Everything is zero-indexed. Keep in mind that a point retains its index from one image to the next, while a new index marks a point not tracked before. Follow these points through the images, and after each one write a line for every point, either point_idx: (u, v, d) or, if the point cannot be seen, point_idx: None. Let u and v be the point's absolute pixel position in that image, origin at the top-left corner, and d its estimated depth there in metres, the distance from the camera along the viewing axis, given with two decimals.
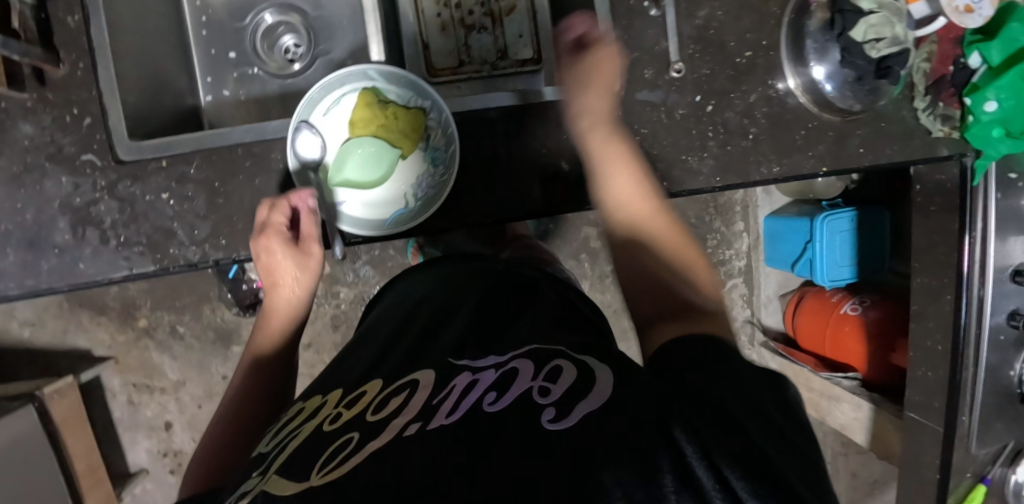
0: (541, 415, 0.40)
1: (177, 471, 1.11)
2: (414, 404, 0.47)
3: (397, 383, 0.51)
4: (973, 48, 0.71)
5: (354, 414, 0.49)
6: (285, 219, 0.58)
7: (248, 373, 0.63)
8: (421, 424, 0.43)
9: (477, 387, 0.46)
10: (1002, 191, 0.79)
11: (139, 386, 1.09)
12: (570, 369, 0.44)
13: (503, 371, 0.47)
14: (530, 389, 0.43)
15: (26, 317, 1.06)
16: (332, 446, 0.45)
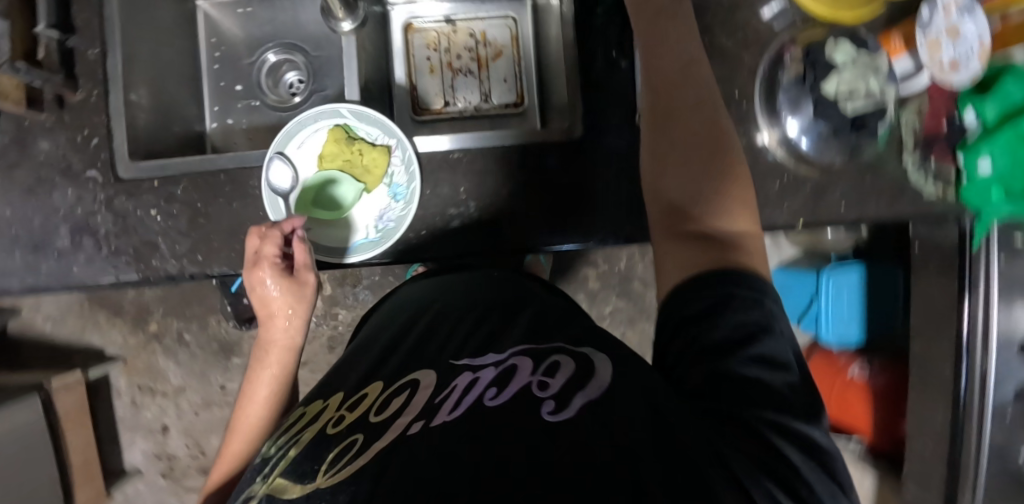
0: (539, 408, 0.35)
1: (169, 475, 1.15)
2: (414, 405, 0.40)
3: (397, 384, 0.44)
4: (967, 103, 0.68)
5: (358, 417, 0.42)
6: (276, 249, 0.58)
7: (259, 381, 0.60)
8: (425, 422, 0.37)
9: (477, 387, 0.39)
10: (1005, 257, 0.73)
11: (144, 387, 1.14)
12: (590, 376, 0.38)
13: (504, 368, 0.41)
14: (529, 385, 0.38)
15: (50, 313, 1.14)
16: (333, 451, 0.39)
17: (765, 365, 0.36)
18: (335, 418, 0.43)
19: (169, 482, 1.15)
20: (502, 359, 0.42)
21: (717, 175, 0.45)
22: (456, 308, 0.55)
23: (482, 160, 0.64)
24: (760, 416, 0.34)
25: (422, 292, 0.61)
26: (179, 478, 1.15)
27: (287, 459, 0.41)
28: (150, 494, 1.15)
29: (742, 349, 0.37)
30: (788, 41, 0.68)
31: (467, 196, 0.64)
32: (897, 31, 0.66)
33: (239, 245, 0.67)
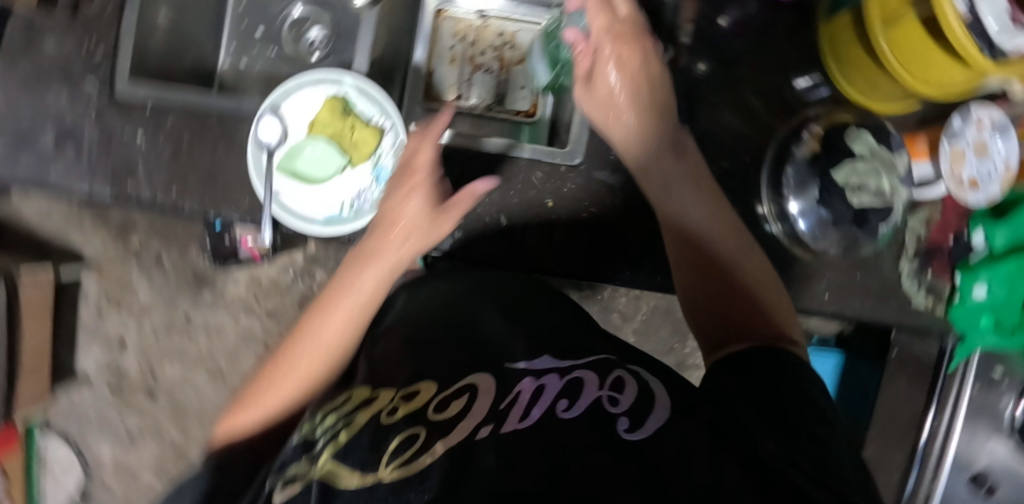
0: (615, 425, 0.37)
1: (116, 389, 1.15)
2: (478, 409, 0.41)
3: (453, 388, 0.44)
4: (979, 224, 0.66)
5: (415, 409, 0.42)
6: (427, 156, 0.56)
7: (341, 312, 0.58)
8: (493, 427, 0.38)
9: (542, 398, 0.40)
10: (980, 387, 0.72)
11: (111, 299, 1.15)
12: (653, 409, 0.39)
13: (567, 379, 0.42)
14: (598, 400, 0.40)
15: (37, 206, 1.14)
16: (394, 441, 0.40)
17: (821, 427, 0.44)
18: (391, 407, 0.44)
19: (115, 396, 1.15)
20: (561, 367, 0.44)
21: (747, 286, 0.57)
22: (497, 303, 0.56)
23: (473, 163, 0.64)
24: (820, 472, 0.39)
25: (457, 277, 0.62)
26: (125, 395, 1.15)
27: (337, 441, 0.42)
28: (92, 404, 1.15)
29: (801, 419, 0.44)
30: (811, 117, 0.65)
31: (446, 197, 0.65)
32: (923, 135, 0.63)
33: (215, 190, 0.67)
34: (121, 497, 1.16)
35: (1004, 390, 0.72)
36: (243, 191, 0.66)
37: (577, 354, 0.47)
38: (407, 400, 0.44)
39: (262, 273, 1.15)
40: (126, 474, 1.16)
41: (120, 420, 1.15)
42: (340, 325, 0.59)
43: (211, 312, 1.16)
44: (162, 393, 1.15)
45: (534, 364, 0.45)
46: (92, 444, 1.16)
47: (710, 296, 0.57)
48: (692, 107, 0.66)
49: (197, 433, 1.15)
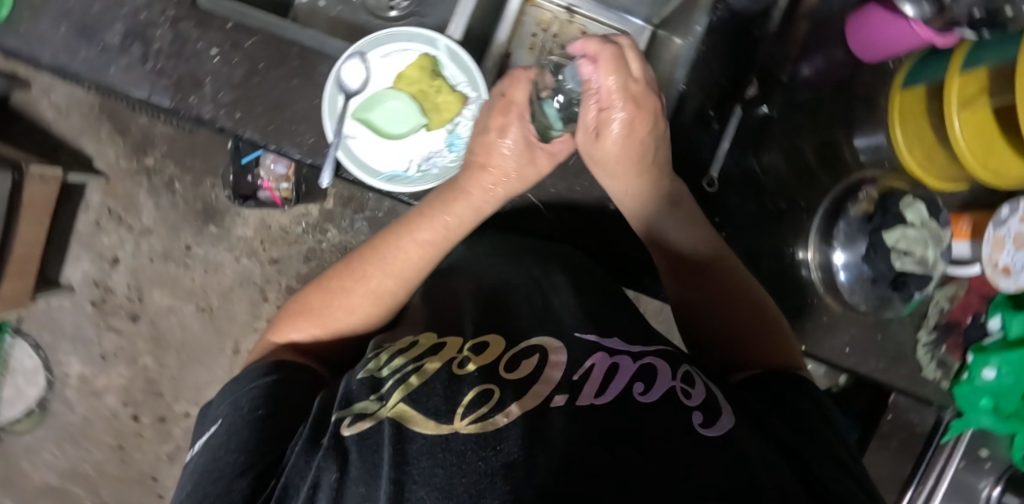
0: (693, 419, 0.44)
1: (97, 305, 1.11)
2: (550, 378, 0.47)
3: (521, 349, 0.51)
4: (998, 311, 0.71)
5: (487, 364, 0.49)
6: (524, 95, 0.61)
7: (412, 247, 0.61)
8: (568, 396, 0.45)
9: (620, 377, 0.47)
10: (965, 462, 0.74)
11: (113, 213, 1.11)
12: (722, 412, 0.46)
13: (640, 363, 0.50)
14: (673, 389, 0.47)
15: (56, 102, 1.09)
16: (468, 396, 0.45)
17: (838, 446, 0.49)
18: (461, 360, 0.50)
19: (95, 312, 1.11)
20: (633, 352, 0.52)
21: (767, 311, 0.60)
22: (563, 288, 0.63)
23: None
24: (820, 474, 0.45)
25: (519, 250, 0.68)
26: (107, 314, 1.11)
27: (409, 386, 0.47)
28: (69, 315, 1.11)
29: (824, 436, 0.49)
30: (868, 178, 0.68)
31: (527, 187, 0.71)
32: (969, 215, 0.67)
33: (280, 120, 0.66)
34: (79, 416, 1.11)
35: (986, 472, 0.74)
36: (308, 127, 0.66)
37: (644, 342, 0.55)
38: (476, 356, 0.50)
39: (273, 218, 1.12)
40: (89, 393, 1.11)
41: (96, 337, 1.11)
42: (410, 260, 0.62)
43: (213, 247, 1.12)
44: (145, 318, 1.12)
45: (605, 342, 0.53)
46: (61, 356, 1.11)
47: (738, 325, 0.59)
48: (761, 144, 0.67)
49: (173, 365, 1.12)
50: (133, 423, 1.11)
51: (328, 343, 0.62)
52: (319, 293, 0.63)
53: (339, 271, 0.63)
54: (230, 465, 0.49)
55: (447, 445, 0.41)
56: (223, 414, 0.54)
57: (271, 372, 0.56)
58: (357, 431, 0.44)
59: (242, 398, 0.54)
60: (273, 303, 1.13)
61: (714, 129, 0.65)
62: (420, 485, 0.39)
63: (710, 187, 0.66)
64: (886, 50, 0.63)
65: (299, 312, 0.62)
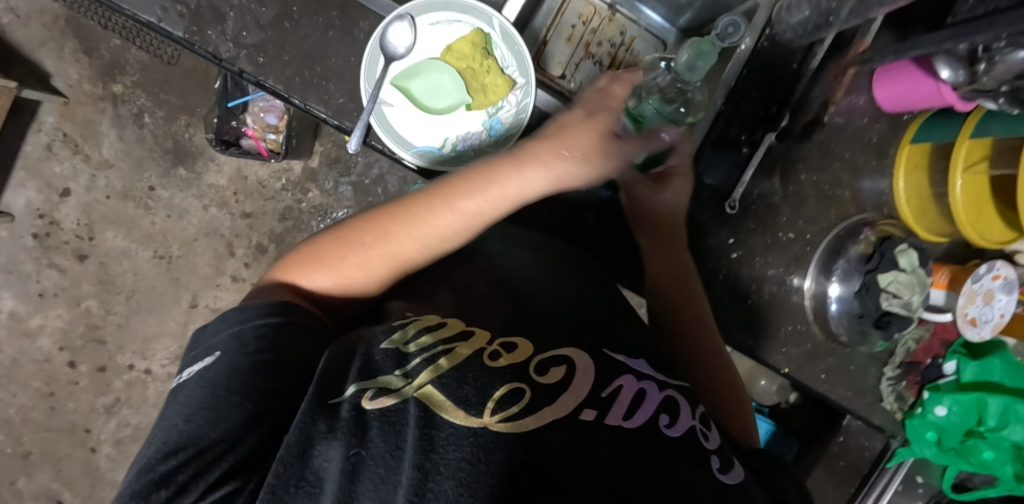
0: (710, 463, 0.38)
1: (40, 239, 1.01)
2: (578, 389, 0.38)
3: (552, 354, 0.41)
4: (954, 356, 0.78)
5: (519, 363, 0.40)
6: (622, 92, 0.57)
7: (455, 220, 0.52)
8: (598, 413, 0.37)
9: (646, 402, 0.40)
10: (903, 487, 0.81)
11: (68, 139, 1.01)
12: (733, 460, 0.41)
13: (664, 393, 0.42)
14: (694, 430, 0.40)
15: (15, 6, 0.98)
16: (499, 390, 0.37)
17: None
18: (492, 351, 0.41)
19: (37, 246, 1.01)
20: (658, 379, 0.43)
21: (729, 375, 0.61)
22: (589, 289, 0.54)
23: None
24: None
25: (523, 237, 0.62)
26: (49, 249, 1.02)
27: (439, 367, 0.38)
28: (5, 245, 1.01)
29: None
30: (869, 220, 0.72)
31: None
32: (947, 268, 0.73)
33: (310, 73, 0.62)
34: (7, 356, 1.02)
35: (917, 495, 0.82)
36: (338, 86, 0.62)
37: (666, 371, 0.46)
38: (508, 350, 0.41)
39: (251, 169, 1.04)
40: (20, 333, 1.02)
41: (35, 272, 1.02)
42: (449, 232, 0.52)
43: (180, 192, 1.04)
44: (94, 258, 1.03)
45: (634, 364, 0.44)
46: None
47: (699, 359, 0.61)
48: (772, 172, 0.71)
49: (120, 312, 1.04)
50: (68, 370, 1.03)
51: (339, 295, 0.53)
52: (339, 239, 0.52)
53: (361, 219, 0.53)
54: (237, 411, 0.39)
55: (477, 441, 0.34)
56: (223, 346, 0.43)
57: (275, 313, 0.45)
58: (379, 407, 0.36)
59: (246, 333, 0.43)
60: (239, 259, 1.06)
61: (742, 153, 0.70)
62: (445, 477, 0.33)
63: (731, 209, 0.70)
64: (908, 105, 0.68)
65: (309, 254, 0.52)
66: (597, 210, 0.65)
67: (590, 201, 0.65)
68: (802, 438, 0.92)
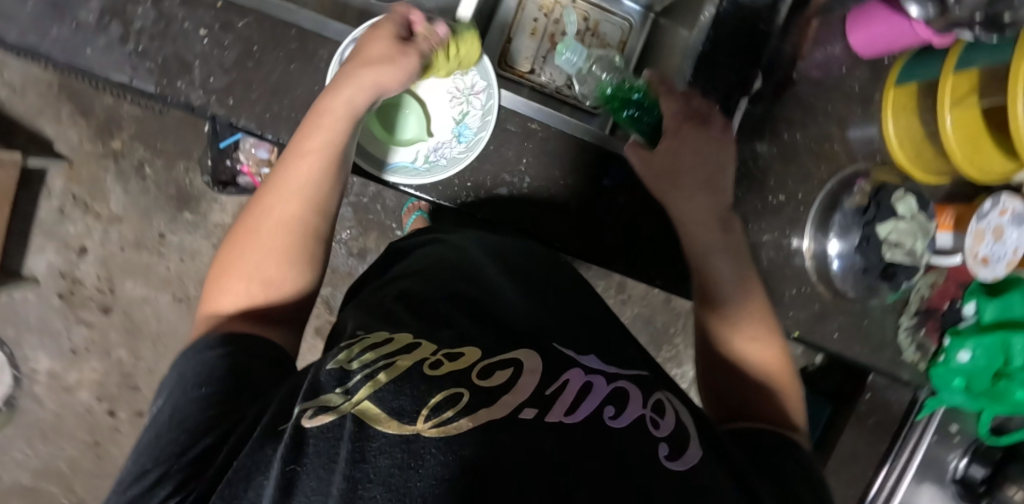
0: (657, 450, 0.39)
1: (65, 297, 1.06)
2: (523, 388, 0.39)
3: (498, 359, 0.41)
4: (972, 297, 0.76)
5: (460, 369, 0.39)
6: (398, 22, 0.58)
7: (311, 170, 0.53)
8: (538, 412, 0.37)
9: (591, 396, 0.40)
10: (938, 437, 0.79)
11: (78, 200, 1.05)
12: (690, 443, 0.41)
13: (613, 386, 0.42)
14: (642, 418, 0.41)
15: (10, 80, 1.02)
16: (436, 397, 0.36)
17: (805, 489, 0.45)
18: (434, 360, 0.40)
19: (63, 305, 1.06)
20: (606, 373, 0.44)
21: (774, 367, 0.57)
22: (521, 300, 0.52)
23: (554, 142, 0.65)
24: None
25: (487, 242, 0.61)
26: (75, 306, 1.06)
27: (377, 382, 0.37)
28: (34, 308, 1.06)
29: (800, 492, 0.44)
30: (863, 171, 0.70)
31: (526, 169, 0.65)
32: (952, 208, 0.71)
33: (279, 108, 0.63)
34: (50, 412, 1.07)
35: (955, 444, 0.79)
36: (308, 115, 0.63)
37: (619, 363, 0.47)
38: (451, 359, 0.41)
39: None
40: (60, 389, 1.07)
41: (66, 330, 1.06)
42: (320, 190, 0.53)
43: (188, 235, 1.07)
44: (118, 309, 1.07)
45: (582, 359, 0.45)
46: (28, 351, 1.06)
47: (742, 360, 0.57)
48: (756, 134, 0.68)
49: (149, 357, 1.08)
50: (109, 418, 1.08)
51: (269, 303, 0.52)
52: (232, 252, 0.52)
53: (250, 214, 0.53)
54: (179, 439, 0.39)
55: (410, 447, 0.33)
56: (170, 387, 0.45)
57: (219, 345, 0.46)
58: (317, 425, 0.35)
59: (188, 374, 0.45)
60: None
61: None
62: (374, 484, 0.31)
63: None
64: (885, 48, 0.66)
65: (220, 278, 0.52)
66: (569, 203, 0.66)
67: (573, 192, 0.66)
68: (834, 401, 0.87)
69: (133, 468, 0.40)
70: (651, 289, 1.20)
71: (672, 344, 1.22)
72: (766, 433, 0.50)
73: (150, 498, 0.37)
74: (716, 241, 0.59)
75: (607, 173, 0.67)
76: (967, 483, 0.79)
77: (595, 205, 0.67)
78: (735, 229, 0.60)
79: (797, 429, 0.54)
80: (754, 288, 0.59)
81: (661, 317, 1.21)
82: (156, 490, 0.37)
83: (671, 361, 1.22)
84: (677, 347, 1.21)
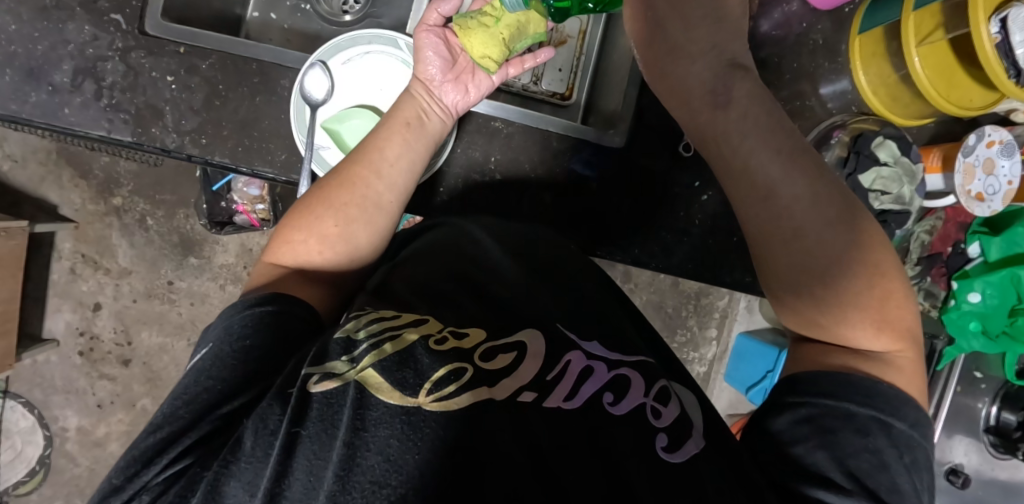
0: (653, 442, 0.39)
1: (86, 355, 1.09)
2: (524, 372, 0.41)
3: (503, 341, 0.43)
4: (976, 238, 0.73)
5: (464, 348, 0.41)
6: (437, 19, 0.58)
7: (382, 146, 0.54)
8: (537, 396, 0.39)
9: (593, 379, 0.42)
10: (962, 386, 0.76)
11: (88, 258, 1.09)
12: (693, 434, 0.41)
13: (615, 372, 0.43)
14: (643, 407, 0.41)
15: (11, 153, 1.06)
16: (439, 371, 0.38)
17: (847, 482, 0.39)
18: (440, 337, 0.42)
19: (85, 362, 1.09)
20: (610, 359, 0.44)
21: (869, 292, 0.46)
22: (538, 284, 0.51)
23: (520, 138, 0.66)
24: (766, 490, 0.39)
25: (499, 229, 0.57)
26: (96, 361, 1.09)
27: (382, 351, 0.40)
28: (58, 368, 1.09)
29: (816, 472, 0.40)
30: (839, 121, 0.68)
31: (495, 166, 0.66)
32: (938, 149, 0.69)
33: (249, 140, 0.63)
34: (84, 467, 1.10)
35: (982, 392, 0.77)
36: (278, 143, 0.64)
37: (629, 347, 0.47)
38: (457, 337, 0.42)
39: (253, 240, 1.09)
40: (90, 444, 1.09)
41: (90, 386, 1.09)
42: (396, 165, 0.54)
43: (196, 279, 1.10)
44: (138, 360, 1.10)
45: (586, 344, 0.45)
46: (56, 411, 1.09)
47: (827, 285, 0.46)
48: None
49: None
50: None
51: (326, 268, 0.52)
52: (293, 213, 0.53)
53: (330, 179, 0.53)
54: (213, 392, 0.40)
55: (408, 419, 0.36)
56: (215, 337, 0.44)
57: (266, 302, 0.46)
58: (322, 390, 0.38)
59: (233, 325, 0.44)
60: None
61: None
62: (372, 452, 0.34)
63: (687, 152, 0.66)
64: None
65: (286, 232, 0.52)
66: (552, 189, 0.66)
67: (545, 185, 0.66)
68: None
69: (160, 415, 0.40)
70: (657, 275, 1.19)
71: (686, 327, 1.20)
72: (816, 374, 0.44)
73: (174, 447, 0.38)
74: (724, 118, 0.48)
75: (576, 159, 0.66)
76: (1001, 430, 0.76)
77: (582, 190, 0.66)
78: (736, 97, 0.48)
79: (880, 353, 0.46)
80: (804, 186, 0.46)
81: (671, 302, 1.20)
82: (170, 446, 0.38)
83: (688, 345, 1.20)
84: (692, 329, 1.20)
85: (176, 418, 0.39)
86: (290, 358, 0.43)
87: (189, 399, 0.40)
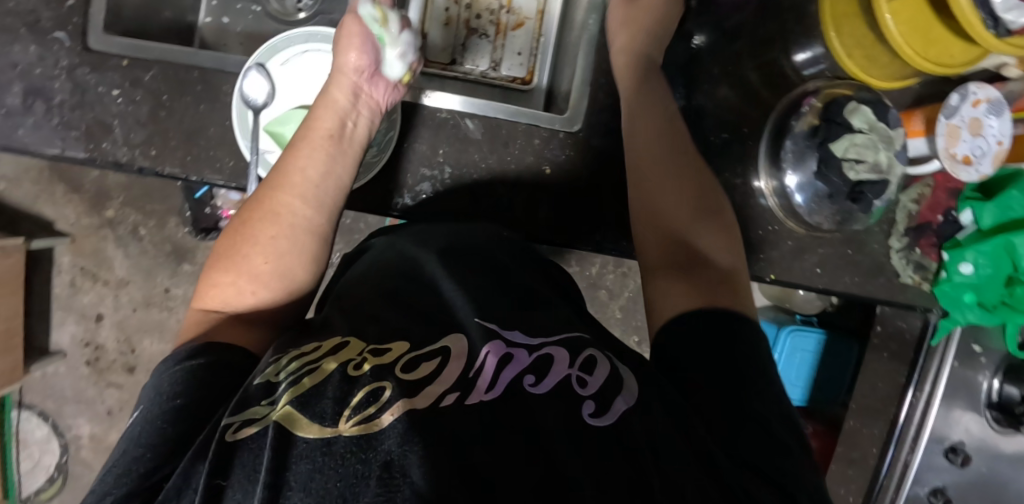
0: (581, 410, 0.39)
1: (92, 364, 1.13)
2: (448, 375, 0.40)
3: (425, 350, 0.42)
4: (968, 205, 0.68)
5: (385, 364, 0.40)
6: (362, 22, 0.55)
7: (301, 165, 0.54)
8: (459, 396, 0.39)
9: (513, 364, 0.41)
10: (960, 360, 0.71)
11: (86, 271, 1.11)
12: (621, 392, 0.41)
13: (537, 354, 0.43)
14: (567, 378, 0.41)
15: (5, 173, 1.09)
16: (357, 396, 0.37)
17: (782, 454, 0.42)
18: (360, 360, 0.40)
19: (92, 371, 1.13)
20: (531, 344, 0.43)
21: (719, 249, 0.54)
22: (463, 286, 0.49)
23: (468, 127, 0.64)
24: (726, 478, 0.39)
25: (436, 233, 0.57)
26: (103, 370, 1.13)
27: (301, 388, 0.38)
28: (68, 379, 1.13)
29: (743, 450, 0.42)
30: (811, 90, 0.66)
31: (444, 159, 0.64)
32: (921, 112, 0.66)
33: (197, 149, 0.63)
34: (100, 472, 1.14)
35: (982, 365, 0.72)
36: (225, 151, 0.63)
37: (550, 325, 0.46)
38: (377, 355, 0.41)
39: None
40: (104, 450, 1.13)
41: (99, 395, 1.13)
42: (319, 184, 0.54)
43: (191, 285, 1.12)
44: (142, 367, 1.13)
45: (506, 332, 0.44)
46: (70, 419, 1.13)
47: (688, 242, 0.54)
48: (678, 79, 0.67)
49: None
50: None
51: (261, 309, 0.51)
52: (219, 254, 0.52)
53: (253, 209, 0.53)
54: (139, 461, 0.38)
55: (329, 450, 0.34)
56: (143, 403, 0.42)
57: (196, 355, 0.45)
58: (244, 437, 0.36)
59: (162, 386, 0.43)
60: None
61: None
62: (296, 490, 0.33)
63: None
64: None
65: (211, 276, 0.51)
66: (505, 180, 0.65)
67: (497, 176, 0.65)
68: (861, 337, 0.91)
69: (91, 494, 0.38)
70: None
71: None
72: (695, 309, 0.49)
73: None
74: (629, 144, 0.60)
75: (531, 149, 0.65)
76: (1004, 405, 0.70)
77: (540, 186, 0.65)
78: None
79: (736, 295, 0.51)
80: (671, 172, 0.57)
81: None
82: None
83: None
84: None
85: (105, 494, 0.37)
86: (221, 408, 0.42)
87: (120, 473, 0.38)
